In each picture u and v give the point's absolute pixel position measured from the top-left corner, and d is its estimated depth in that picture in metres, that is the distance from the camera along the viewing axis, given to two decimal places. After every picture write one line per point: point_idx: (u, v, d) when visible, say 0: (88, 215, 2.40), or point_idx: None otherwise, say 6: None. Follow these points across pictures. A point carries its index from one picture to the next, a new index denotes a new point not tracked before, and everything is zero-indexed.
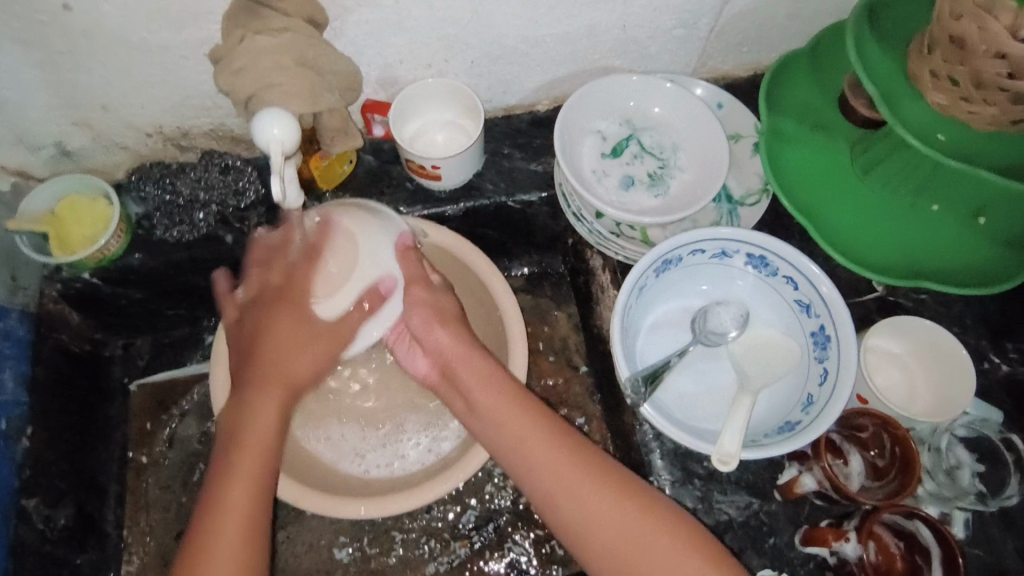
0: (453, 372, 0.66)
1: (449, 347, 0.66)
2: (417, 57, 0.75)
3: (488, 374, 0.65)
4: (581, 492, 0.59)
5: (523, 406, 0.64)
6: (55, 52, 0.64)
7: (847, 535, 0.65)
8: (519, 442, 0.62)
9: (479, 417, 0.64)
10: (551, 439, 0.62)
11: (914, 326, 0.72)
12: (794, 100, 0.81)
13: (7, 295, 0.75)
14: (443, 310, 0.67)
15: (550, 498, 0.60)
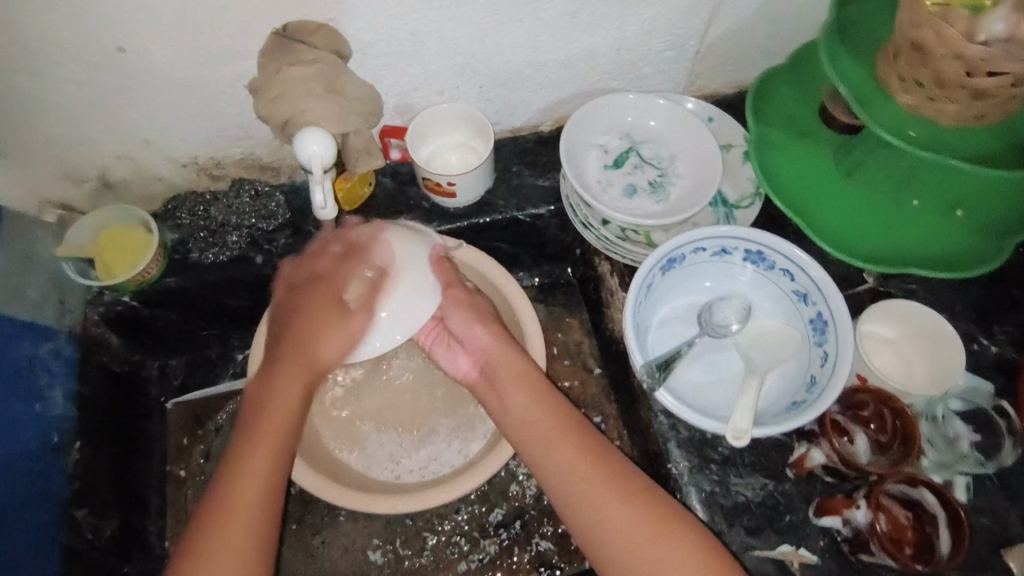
0: (489, 366, 0.74)
1: (488, 344, 0.74)
2: (432, 85, 0.82)
3: (527, 377, 0.72)
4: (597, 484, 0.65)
5: (552, 407, 0.70)
6: (107, 91, 0.70)
7: (857, 504, 0.70)
8: (542, 437, 0.69)
9: (516, 413, 0.71)
10: (573, 439, 0.68)
11: (898, 309, 0.78)
12: (779, 110, 0.88)
13: (56, 317, 0.79)
14: (481, 311, 0.75)
15: (567, 487, 0.66)
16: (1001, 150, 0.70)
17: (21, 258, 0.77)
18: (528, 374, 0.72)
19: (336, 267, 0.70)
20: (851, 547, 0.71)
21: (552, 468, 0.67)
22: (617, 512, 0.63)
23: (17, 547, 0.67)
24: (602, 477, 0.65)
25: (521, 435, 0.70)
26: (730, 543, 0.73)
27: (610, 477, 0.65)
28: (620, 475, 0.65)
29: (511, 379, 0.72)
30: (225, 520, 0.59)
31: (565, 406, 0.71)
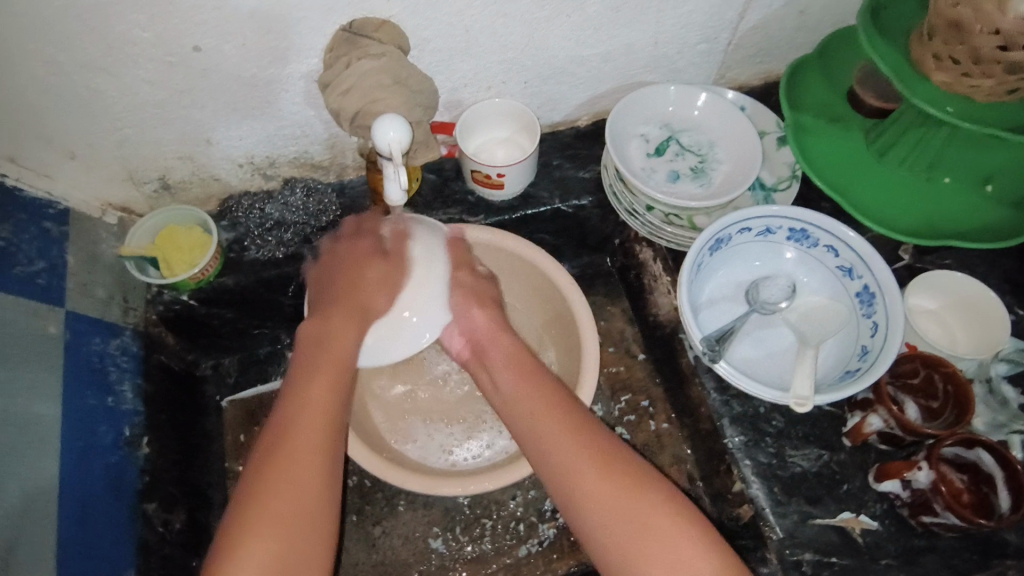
0: (482, 348, 0.72)
1: (482, 326, 0.72)
2: (480, 81, 0.85)
3: (519, 360, 0.69)
4: (592, 478, 0.59)
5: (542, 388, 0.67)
6: (177, 90, 0.72)
7: (919, 464, 0.70)
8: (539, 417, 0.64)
9: (510, 400, 0.67)
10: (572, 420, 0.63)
11: (939, 279, 0.80)
12: (813, 97, 0.92)
13: (121, 315, 0.81)
14: (485, 294, 0.74)
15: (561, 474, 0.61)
16: None
17: (87, 257, 0.79)
18: (521, 357, 0.69)
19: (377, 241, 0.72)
20: (911, 511, 0.72)
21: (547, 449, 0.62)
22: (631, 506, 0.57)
23: (98, 539, 0.68)
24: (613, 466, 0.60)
25: (513, 415, 0.67)
26: (791, 513, 0.75)
27: (612, 470, 0.60)
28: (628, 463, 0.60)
29: (505, 360, 0.70)
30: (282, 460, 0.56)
31: (559, 393, 0.66)
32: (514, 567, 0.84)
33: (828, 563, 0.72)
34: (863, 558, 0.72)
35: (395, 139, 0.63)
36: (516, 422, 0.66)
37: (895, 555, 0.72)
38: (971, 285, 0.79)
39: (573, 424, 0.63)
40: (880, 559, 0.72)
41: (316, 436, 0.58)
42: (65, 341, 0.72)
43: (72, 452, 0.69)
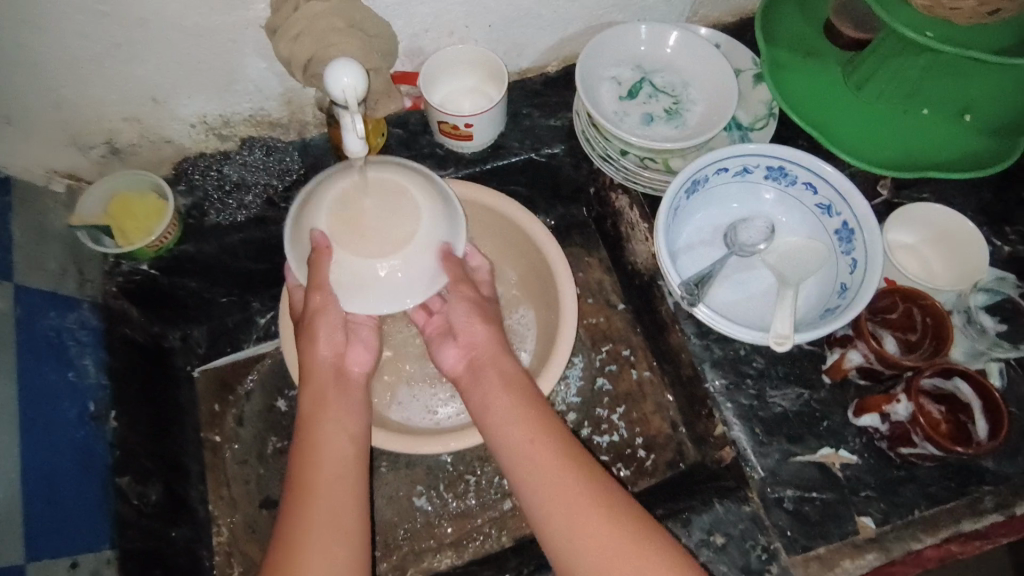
0: (478, 363, 0.70)
1: (482, 341, 0.71)
2: (441, 26, 0.80)
3: (510, 378, 0.68)
4: (598, 530, 0.57)
5: (542, 417, 0.64)
6: (115, 43, 0.67)
7: (897, 397, 0.70)
8: (532, 457, 0.61)
9: (505, 427, 0.64)
10: (569, 460, 0.61)
11: (914, 216, 0.80)
12: (789, 29, 0.89)
13: (77, 287, 0.77)
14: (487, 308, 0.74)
15: (550, 529, 0.58)
16: (1010, 45, 0.69)
17: (35, 228, 0.75)
18: (517, 377, 0.68)
19: (361, 208, 0.66)
20: (890, 444, 0.73)
21: (528, 471, 0.61)
22: (630, 563, 0.55)
23: (70, 516, 0.66)
24: (621, 509, 0.58)
25: (503, 440, 0.64)
26: (772, 451, 0.75)
27: (616, 522, 0.57)
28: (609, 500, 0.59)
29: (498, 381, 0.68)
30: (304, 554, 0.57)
31: (554, 421, 0.64)
32: (500, 521, 0.84)
33: (809, 498, 0.73)
34: (842, 491, 0.73)
35: (348, 85, 0.58)
36: (509, 448, 0.63)
37: (874, 486, 0.73)
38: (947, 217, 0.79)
39: (570, 463, 0.61)
40: (859, 491, 0.73)
41: (332, 524, 0.59)
42: (17, 317, 0.68)
43: (34, 428, 0.66)
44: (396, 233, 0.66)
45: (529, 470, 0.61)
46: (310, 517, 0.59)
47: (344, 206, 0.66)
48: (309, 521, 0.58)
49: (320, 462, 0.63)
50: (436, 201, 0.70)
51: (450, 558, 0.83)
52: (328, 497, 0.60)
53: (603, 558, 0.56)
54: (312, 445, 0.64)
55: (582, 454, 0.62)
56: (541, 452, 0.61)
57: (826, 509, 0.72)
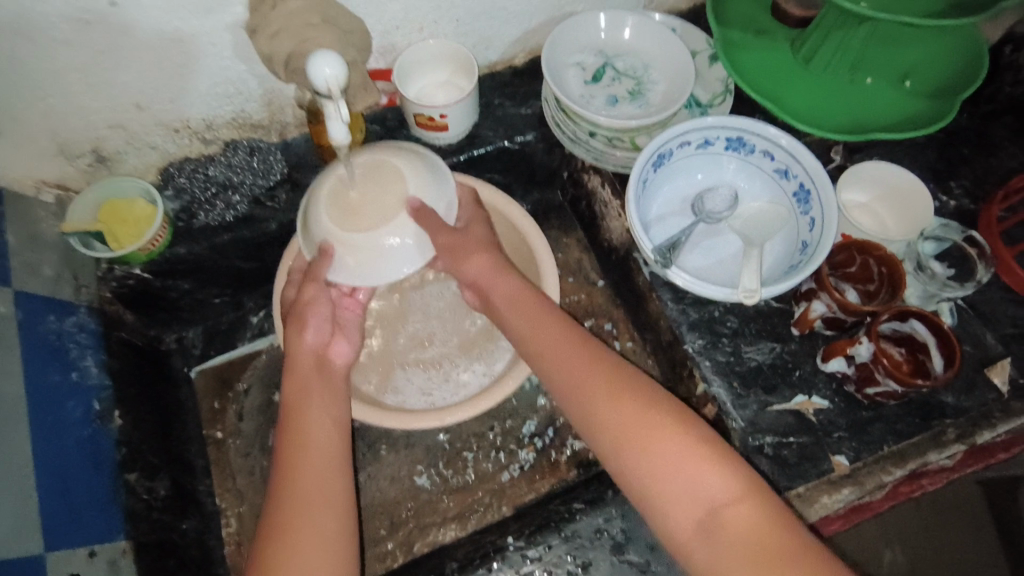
0: (484, 292, 0.77)
1: (484, 271, 0.77)
2: (411, 22, 0.84)
3: (518, 296, 0.74)
4: (603, 385, 0.64)
5: (550, 311, 0.72)
6: (98, 52, 0.69)
7: (859, 339, 0.75)
8: (544, 337, 0.70)
9: (518, 325, 0.73)
10: (574, 338, 0.69)
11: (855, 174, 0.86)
12: (740, 12, 0.95)
13: (72, 293, 0.79)
14: (473, 241, 0.78)
15: (568, 394, 0.66)
16: (947, 8, 0.73)
17: (28, 237, 0.77)
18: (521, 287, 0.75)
19: (349, 195, 0.74)
20: (856, 387, 0.78)
21: (549, 364, 0.68)
22: (639, 409, 0.61)
23: (83, 510, 0.68)
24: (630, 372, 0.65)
25: (520, 335, 0.72)
26: (750, 403, 0.80)
27: (621, 379, 0.64)
28: (614, 365, 0.66)
29: (505, 302, 0.75)
30: (294, 521, 0.60)
31: (560, 314, 0.72)
32: (499, 492, 0.88)
33: (787, 442, 0.78)
34: (817, 434, 0.78)
35: (330, 75, 0.62)
36: (525, 340, 0.71)
37: (846, 427, 0.78)
38: (885, 167, 0.85)
39: (577, 341, 0.68)
40: (833, 432, 0.78)
41: (319, 493, 0.62)
42: (19, 320, 0.71)
43: (42, 428, 0.68)
44: (381, 204, 0.74)
45: (543, 355, 0.69)
46: (296, 491, 0.62)
47: (337, 195, 0.74)
48: (294, 495, 0.62)
49: (308, 444, 0.66)
50: (416, 164, 0.77)
51: (454, 530, 0.86)
52: (312, 471, 0.64)
53: (613, 407, 0.62)
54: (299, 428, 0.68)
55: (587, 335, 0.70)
56: (559, 347, 0.68)
57: (803, 451, 0.77)
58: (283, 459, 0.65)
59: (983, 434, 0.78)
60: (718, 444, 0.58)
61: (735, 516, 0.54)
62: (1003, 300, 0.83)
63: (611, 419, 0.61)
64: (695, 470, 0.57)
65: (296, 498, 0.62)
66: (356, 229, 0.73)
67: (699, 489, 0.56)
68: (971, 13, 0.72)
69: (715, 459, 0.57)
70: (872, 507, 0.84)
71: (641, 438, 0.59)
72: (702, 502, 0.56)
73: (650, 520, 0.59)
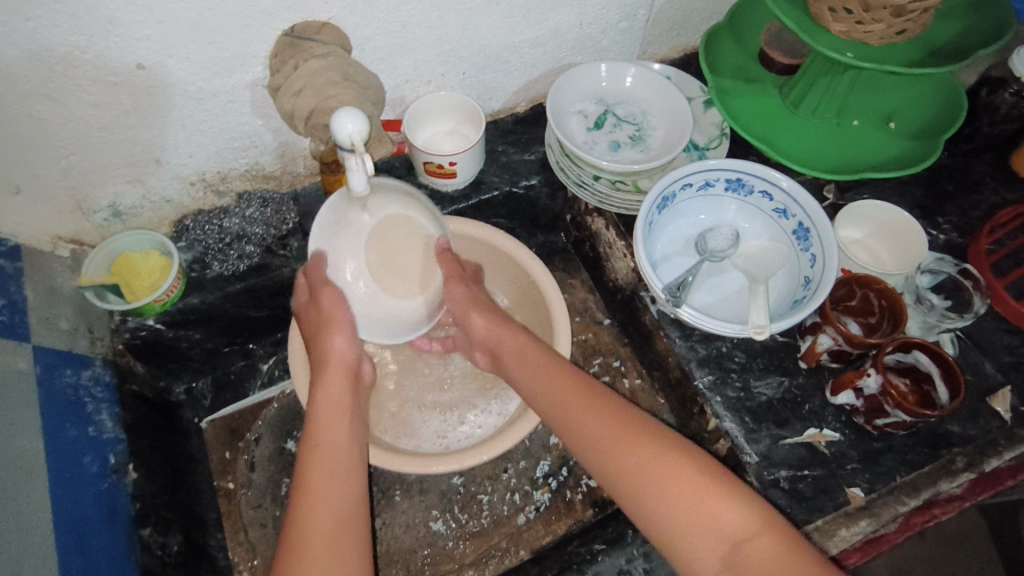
0: (495, 349, 0.81)
1: (487, 331, 0.80)
2: (420, 76, 0.88)
3: (529, 351, 0.77)
4: (607, 431, 0.65)
5: (553, 361, 0.75)
6: (123, 111, 0.71)
7: (867, 371, 0.77)
8: (549, 387, 0.72)
9: (524, 378, 0.75)
10: (578, 384, 0.71)
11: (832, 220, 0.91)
12: (730, 60, 0.99)
13: (88, 346, 0.80)
14: (480, 300, 0.81)
15: (576, 443, 0.67)
16: (924, 57, 0.78)
17: (46, 291, 0.77)
18: (524, 343, 0.78)
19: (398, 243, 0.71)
20: (866, 419, 0.79)
21: (559, 413, 0.70)
22: (646, 452, 0.62)
23: (100, 567, 0.67)
24: (632, 416, 0.66)
25: (528, 386, 0.75)
26: (762, 437, 0.81)
27: (625, 424, 0.65)
28: (618, 410, 0.67)
29: (514, 355, 0.78)
30: (307, 557, 0.58)
31: (563, 363, 0.74)
32: (516, 535, 0.87)
33: (802, 476, 0.79)
34: (830, 466, 0.79)
35: (353, 131, 0.64)
36: (532, 391, 0.74)
37: (858, 459, 0.79)
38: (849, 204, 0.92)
39: (580, 390, 0.70)
40: (846, 464, 0.79)
41: (333, 526, 0.61)
42: (37, 375, 0.71)
43: (61, 482, 0.68)
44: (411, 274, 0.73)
45: (551, 405, 0.71)
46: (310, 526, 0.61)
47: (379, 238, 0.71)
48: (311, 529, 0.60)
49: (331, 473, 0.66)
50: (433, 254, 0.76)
51: None
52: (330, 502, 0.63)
53: (620, 453, 0.63)
54: (318, 454, 0.67)
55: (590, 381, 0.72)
56: (567, 396, 0.70)
57: (818, 484, 0.78)
58: (300, 480, 0.65)
59: (991, 462, 0.79)
60: (731, 481, 0.59)
61: (756, 548, 0.54)
62: (998, 330, 0.86)
63: (619, 463, 0.63)
64: (712, 506, 0.57)
65: (312, 517, 0.61)
66: (381, 286, 0.72)
67: (716, 524, 0.56)
68: (949, 61, 0.77)
69: (729, 496, 0.58)
70: (888, 539, 0.84)
71: (652, 481, 0.60)
72: (721, 536, 0.56)
73: (673, 562, 0.58)
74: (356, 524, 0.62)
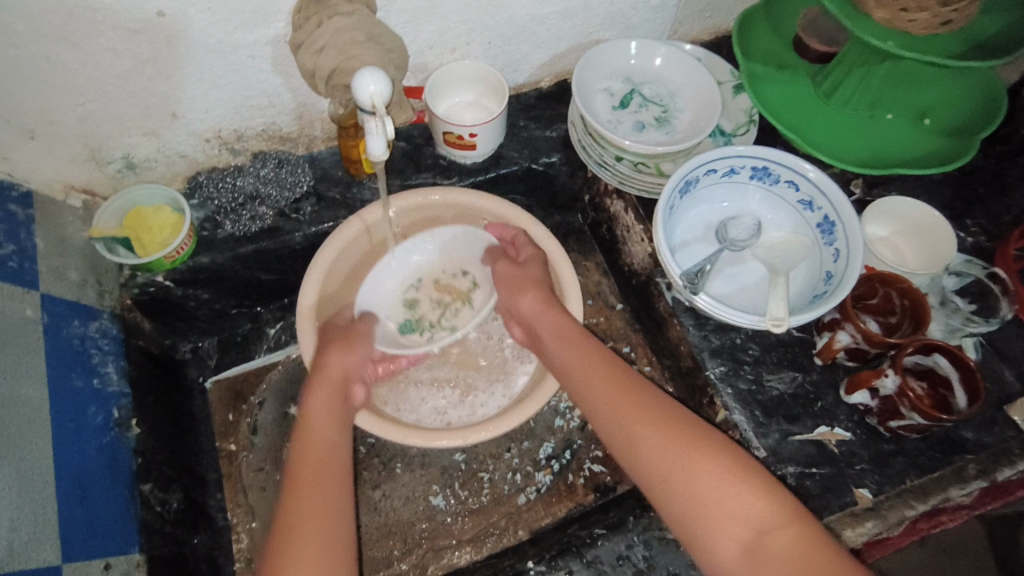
0: (534, 328, 0.80)
1: (539, 310, 0.80)
2: (444, 42, 0.85)
3: (567, 332, 0.76)
4: (637, 416, 0.65)
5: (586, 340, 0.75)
6: (142, 60, 0.70)
7: (885, 372, 0.75)
8: (581, 369, 0.72)
9: (559, 358, 0.75)
10: (610, 369, 0.71)
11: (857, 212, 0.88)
12: (763, 47, 0.96)
13: (97, 298, 0.79)
14: (529, 279, 0.82)
15: (607, 423, 0.67)
16: (966, 50, 0.75)
17: (57, 241, 0.76)
18: (565, 325, 0.77)
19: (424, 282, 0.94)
20: (879, 419, 0.78)
21: (589, 395, 0.70)
22: (672, 441, 0.62)
23: (99, 519, 0.67)
24: (662, 403, 0.66)
25: (563, 364, 0.75)
26: (772, 431, 0.79)
27: (653, 411, 0.65)
28: (648, 397, 0.67)
29: (554, 333, 0.78)
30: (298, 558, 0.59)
31: (597, 345, 0.74)
32: (516, 515, 0.87)
33: (810, 473, 0.77)
34: (839, 465, 0.78)
35: (375, 92, 0.65)
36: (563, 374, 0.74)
37: (868, 459, 0.78)
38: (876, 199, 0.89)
39: (612, 374, 0.70)
40: (855, 464, 0.78)
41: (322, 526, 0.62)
42: (45, 324, 0.70)
43: (64, 432, 0.67)
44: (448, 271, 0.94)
45: (583, 387, 0.71)
46: (301, 529, 0.61)
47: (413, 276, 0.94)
48: (303, 529, 0.61)
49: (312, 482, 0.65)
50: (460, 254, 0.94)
51: (469, 553, 0.85)
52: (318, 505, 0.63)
53: (647, 440, 0.63)
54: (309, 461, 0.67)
55: (621, 365, 0.71)
56: (597, 378, 0.70)
57: (826, 482, 0.77)
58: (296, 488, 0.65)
59: (1004, 471, 0.78)
60: (757, 474, 0.59)
61: (777, 540, 0.54)
62: (1021, 338, 0.84)
63: (646, 451, 0.62)
64: (736, 497, 0.57)
65: (301, 518, 0.62)
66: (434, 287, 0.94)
67: (742, 513, 0.56)
68: (991, 56, 0.74)
69: (752, 487, 0.57)
70: (892, 543, 0.83)
71: (680, 468, 0.60)
72: (748, 524, 0.56)
73: (694, 552, 0.59)
74: (339, 524, 0.63)
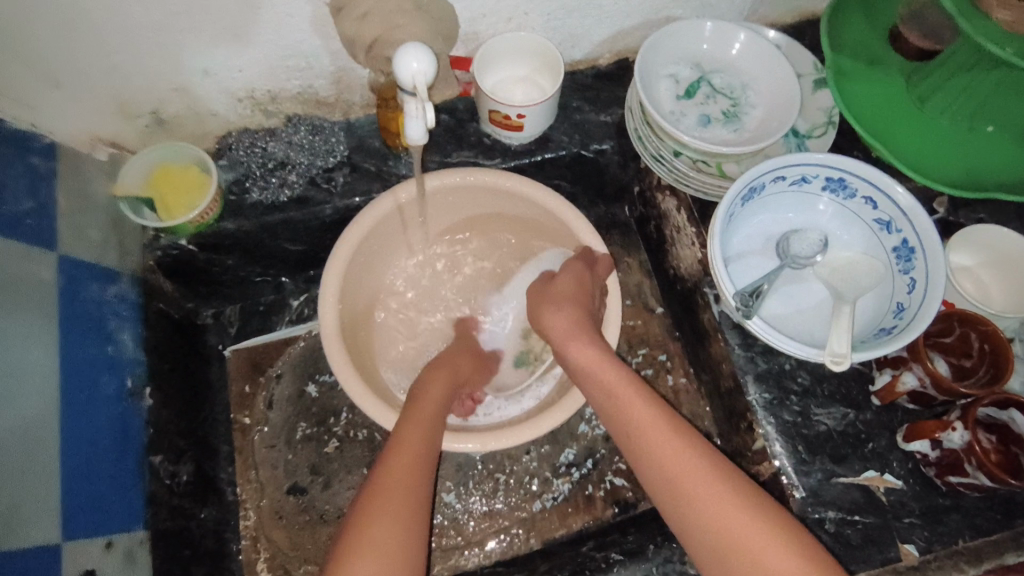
0: (563, 350, 0.72)
1: (565, 326, 0.73)
2: (499, 11, 0.77)
3: (606, 360, 0.69)
4: (698, 473, 0.58)
5: (625, 376, 0.67)
6: (172, 12, 0.64)
7: (953, 424, 0.68)
8: (627, 407, 0.64)
9: (598, 387, 0.67)
10: (664, 413, 0.63)
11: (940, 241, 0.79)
12: (851, 40, 0.84)
13: (118, 260, 0.76)
14: (560, 293, 0.76)
15: (656, 475, 0.59)
16: None
17: (80, 196, 0.73)
18: (603, 352, 0.69)
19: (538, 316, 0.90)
20: (937, 471, 0.71)
21: (636, 438, 0.62)
22: (736, 512, 0.55)
23: (106, 494, 0.66)
24: (722, 465, 0.58)
25: (599, 398, 0.67)
26: (814, 471, 0.73)
27: (716, 471, 0.58)
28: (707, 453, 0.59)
29: (588, 360, 0.69)
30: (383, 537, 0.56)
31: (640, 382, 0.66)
32: (529, 522, 0.83)
33: (851, 521, 0.71)
34: (886, 516, 0.71)
35: (418, 70, 0.60)
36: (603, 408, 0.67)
37: (919, 513, 0.71)
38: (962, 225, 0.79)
39: (665, 418, 0.62)
40: (903, 517, 0.71)
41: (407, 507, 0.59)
42: (61, 286, 0.68)
43: (75, 402, 0.66)
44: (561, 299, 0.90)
45: (628, 427, 0.63)
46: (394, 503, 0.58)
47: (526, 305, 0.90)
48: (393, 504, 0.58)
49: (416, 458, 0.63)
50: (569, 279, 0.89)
51: (477, 556, 0.82)
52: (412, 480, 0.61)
53: (708, 503, 0.56)
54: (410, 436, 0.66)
55: (672, 410, 0.64)
56: (648, 420, 0.62)
57: (867, 533, 0.71)
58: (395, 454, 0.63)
59: None
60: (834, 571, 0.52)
61: None
62: None
63: (706, 515, 0.55)
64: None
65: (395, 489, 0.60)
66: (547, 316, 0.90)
67: None
68: None
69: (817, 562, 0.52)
70: None
71: (745, 547, 0.53)
72: None
73: None
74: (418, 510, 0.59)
